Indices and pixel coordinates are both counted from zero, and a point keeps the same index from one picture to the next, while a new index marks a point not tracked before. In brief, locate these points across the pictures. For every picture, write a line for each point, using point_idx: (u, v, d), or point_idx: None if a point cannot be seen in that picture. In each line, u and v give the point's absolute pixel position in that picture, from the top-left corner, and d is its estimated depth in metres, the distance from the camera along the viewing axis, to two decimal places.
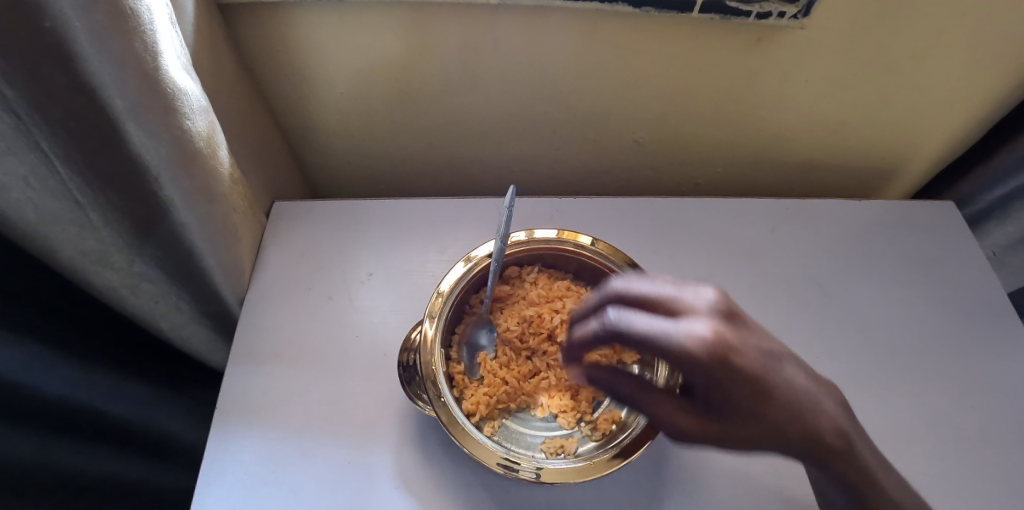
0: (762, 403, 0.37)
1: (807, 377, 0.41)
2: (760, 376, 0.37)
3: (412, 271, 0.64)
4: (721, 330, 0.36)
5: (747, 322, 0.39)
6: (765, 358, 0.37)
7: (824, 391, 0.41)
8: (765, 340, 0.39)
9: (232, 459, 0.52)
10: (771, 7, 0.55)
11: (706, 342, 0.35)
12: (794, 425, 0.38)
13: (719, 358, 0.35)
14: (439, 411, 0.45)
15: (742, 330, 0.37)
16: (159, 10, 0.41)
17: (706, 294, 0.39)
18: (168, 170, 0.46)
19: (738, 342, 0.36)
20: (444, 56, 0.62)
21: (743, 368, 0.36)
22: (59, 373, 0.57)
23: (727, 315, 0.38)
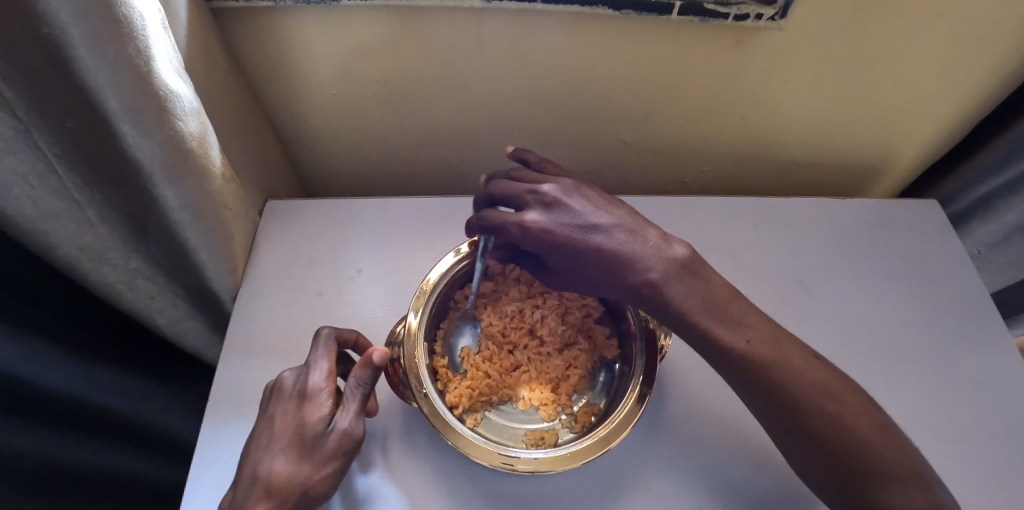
0: (590, 249, 0.43)
1: (658, 242, 0.45)
2: (590, 226, 0.43)
3: (400, 268, 0.66)
4: (559, 190, 0.45)
5: (601, 196, 0.47)
6: (603, 214, 0.44)
7: (676, 248, 0.45)
8: (612, 207, 0.46)
9: (223, 449, 0.54)
10: (748, 9, 0.56)
11: (537, 204, 0.44)
12: (619, 272, 0.43)
13: (548, 212, 0.44)
14: (421, 403, 0.46)
15: (588, 194, 0.46)
16: (151, 15, 0.43)
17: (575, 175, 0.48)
18: (162, 170, 0.48)
19: (572, 200, 0.44)
20: (430, 58, 0.64)
21: (575, 217, 0.43)
22: (59, 366, 0.58)
23: (585, 187, 0.46)
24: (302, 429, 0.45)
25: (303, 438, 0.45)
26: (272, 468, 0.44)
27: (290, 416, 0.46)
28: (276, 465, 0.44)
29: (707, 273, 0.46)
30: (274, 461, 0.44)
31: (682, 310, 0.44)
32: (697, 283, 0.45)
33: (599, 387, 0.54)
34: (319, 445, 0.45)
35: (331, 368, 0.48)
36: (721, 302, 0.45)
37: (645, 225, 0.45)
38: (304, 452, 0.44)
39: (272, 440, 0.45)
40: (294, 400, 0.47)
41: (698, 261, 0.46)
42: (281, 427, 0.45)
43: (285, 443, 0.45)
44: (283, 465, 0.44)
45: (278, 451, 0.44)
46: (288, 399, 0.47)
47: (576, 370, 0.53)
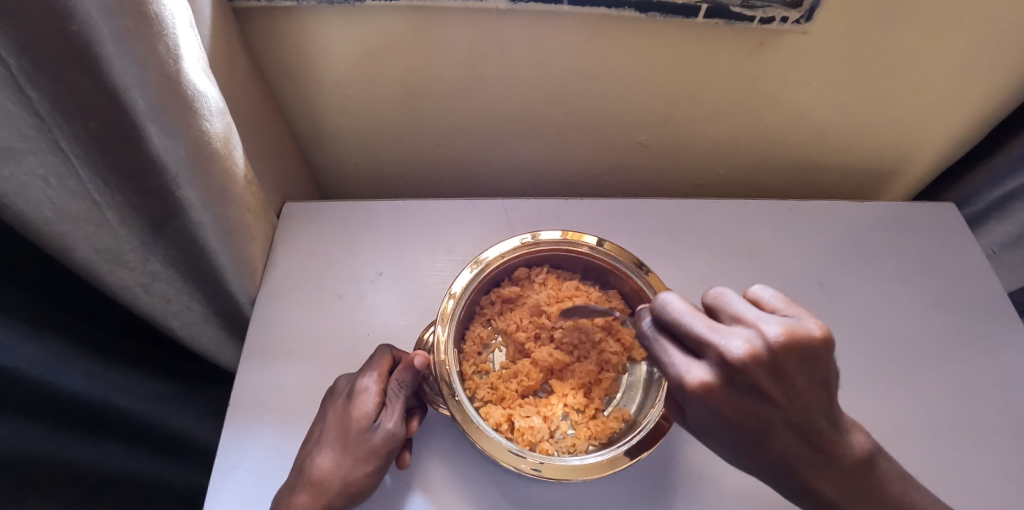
0: (757, 436, 0.33)
1: (847, 442, 0.37)
2: (773, 416, 0.33)
3: (421, 271, 0.65)
4: (760, 359, 0.30)
5: (818, 377, 0.33)
6: (800, 406, 0.33)
7: (858, 442, 0.38)
8: (817, 394, 0.33)
9: (244, 455, 0.53)
10: (773, 12, 0.56)
11: (719, 365, 0.31)
12: (778, 462, 0.35)
13: (732, 387, 0.31)
14: (453, 410, 0.45)
15: (798, 373, 0.32)
16: (180, 14, 0.42)
17: (803, 330, 0.31)
18: (185, 171, 0.47)
19: (774, 381, 0.31)
20: (454, 60, 0.64)
21: (764, 399, 0.32)
22: (77, 370, 0.57)
23: (803, 362, 0.32)
24: (349, 424, 0.47)
25: (349, 434, 0.47)
26: (320, 461, 0.46)
27: (342, 412, 0.48)
28: (324, 458, 0.46)
29: (878, 469, 0.40)
30: (322, 454, 0.47)
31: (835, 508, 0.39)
32: (863, 481, 0.39)
33: (629, 389, 0.54)
34: (363, 441, 0.47)
35: (380, 371, 0.49)
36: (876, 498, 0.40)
37: (836, 425, 0.36)
38: (349, 447, 0.46)
39: (324, 433, 0.48)
40: (346, 399, 0.49)
41: (874, 453, 0.40)
42: (332, 423, 0.48)
43: (334, 437, 0.47)
44: (330, 458, 0.46)
45: (327, 444, 0.47)
46: (341, 399, 0.50)
47: (608, 374, 0.53)
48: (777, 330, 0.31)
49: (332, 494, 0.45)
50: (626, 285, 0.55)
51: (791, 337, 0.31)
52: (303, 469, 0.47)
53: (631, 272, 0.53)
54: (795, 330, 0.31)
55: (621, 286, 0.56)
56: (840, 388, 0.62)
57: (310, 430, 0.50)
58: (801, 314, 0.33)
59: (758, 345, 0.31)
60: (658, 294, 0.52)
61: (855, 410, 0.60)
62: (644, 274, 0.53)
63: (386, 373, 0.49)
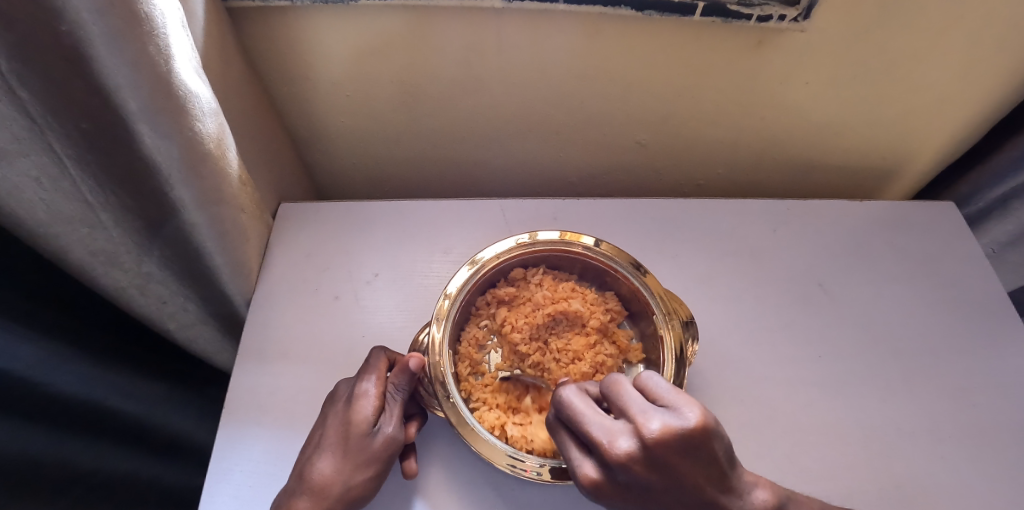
0: None
1: (747, 504, 0.37)
2: (667, 500, 0.34)
3: (418, 272, 0.65)
4: (636, 458, 0.32)
5: (704, 459, 0.33)
6: (691, 489, 0.34)
7: (760, 497, 0.38)
8: (709, 474, 0.34)
9: (239, 458, 0.53)
10: (771, 10, 0.56)
11: (603, 462, 0.34)
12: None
13: (619, 481, 0.34)
14: (448, 412, 0.45)
15: (684, 461, 0.33)
16: (172, 14, 0.42)
17: (681, 421, 0.32)
18: (178, 172, 0.47)
19: (657, 475, 0.33)
20: (450, 60, 0.63)
21: (650, 489, 0.34)
22: (73, 371, 0.57)
23: (686, 452, 0.32)
24: (349, 429, 0.47)
25: (349, 439, 0.46)
26: (320, 466, 0.46)
27: (342, 417, 0.48)
28: (324, 464, 0.46)
29: None
30: (322, 459, 0.46)
31: None
32: None
33: None
34: (364, 446, 0.46)
35: (379, 374, 0.49)
36: None
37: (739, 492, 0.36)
38: (350, 452, 0.46)
39: (324, 438, 0.47)
40: (345, 404, 0.49)
41: (781, 500, 0.40)
42: (332, 427, 0.48)
43: (334, 442, 0.47)
44: (330, 463, 0.46)
45: (327, 449, 0.46)
46: (341, 404, 0.49)
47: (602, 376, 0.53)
48: (654, 427, 0.32)
49: (332, 500, 0.45)
50: (623, 286, 0.55)
51: (667, 433, 0.32)
52: (303, 474, 0.46)
53: (628, 274, 0.53)
54: (672, 425, 0.32)
55: (618, 287, 0.56)
56: (840, 389, 0.61)
57: (309, 435, 0.50)
58: (683, 399, 0.34)
59: (635, 444, 0.32)
60: (654, 295, 0.51)
61: (853, 411, 0.60)
62: (641, 274, 0.53)
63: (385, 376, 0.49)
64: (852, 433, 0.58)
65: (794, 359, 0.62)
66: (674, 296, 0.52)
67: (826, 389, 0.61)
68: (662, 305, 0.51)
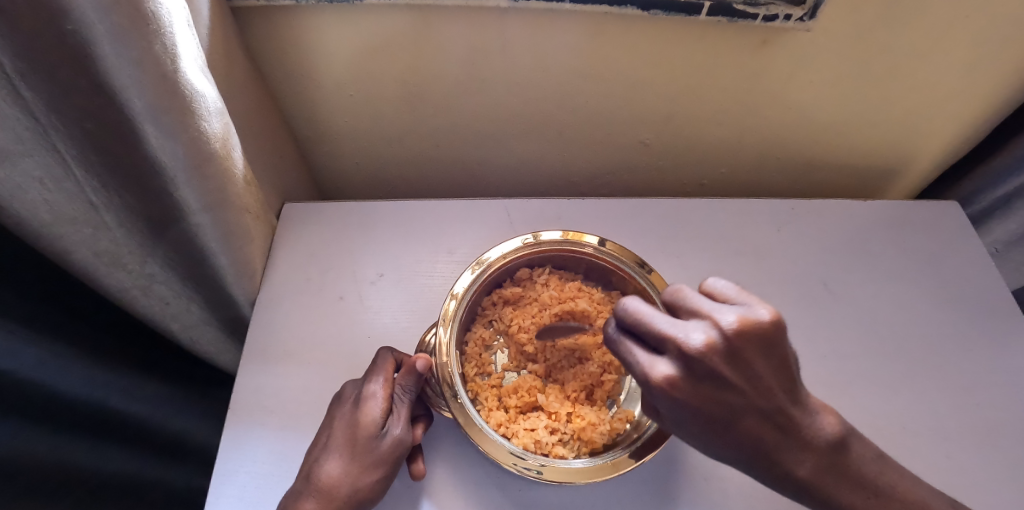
0: (725, 425, 0.34)
1: (815, 423, 0.37)
2: (739, 404, 0.33)
3: (423, 272, 0.65)
4: (717, 349, 0.31)
5: (776, 359, 0.34)
6: (762, 391, 0.34)
7: (828, 425, 0.38)
8: (780, 377, 0.34)
9: (245, 460, 0.52)
10: (777, 9, 0.56)
11: (678, 359, 0.32)
12: (752, 450, 0.36)
13: (696, 380, 0.32)
14: (456, 413, 0.45)
15: (756, 357, 0.33)
16: (178, 12, 0.41)
17: (757, 315, 0.32)
18: (183, 172, 0.47)
19: (735, 367, 0.32)
20: (455, 60, 0.63)
21: (727, 387, 0.32)
22: (76, 373, 0.57)
23: (761, 347, 0.32)
24: (356, 430, 0.46)
25: (356, 440, 0.46)
26: (327, 468, 0.45)
27: (349, 418, 0.47)
28: (331, 465, 0.45)
29: (850, 449, 0.40)
30: (329, 461, 0.46)
31: (810, 489, 0.38)
32: (835, 464, 0.39)
33: (632, 391, 0.53)
34: (371, 448, 0.46)
35: (386, 376, 0.48)
36: (854, 481, 0.40)
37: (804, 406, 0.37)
38: (357, 454, 0.46)
39: (331, 440, 0.47)
40: (353, 405, 0.49)
41: (847, 434, 0.40)
42: (339, 429, 0.47)
43: (341, 443, 0.46)
44: (337, 465, 0.45)
45: (334, 450, 0.46)
46: (348, 405, 0.49)
47: (611, 376, 0.52)
48: (732, 319, 0.32)
49: (339, 501, 0.45)
50: (628, 285, 0.55)
51: (746, 324, 0.32)
52: (310, 475, 0.46)
53: (635, 273, 0.53)
54: (749, 317, 0.32)
55: (624, 286, 0.56)
56: (845, 388, 0.61)
57: (316, 436, 0.50)
58: (753, 298, 0.34)
59: (714, 335, 0.32)
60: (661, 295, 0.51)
61: (858, 410, 0.60)
62: (647, 274, 0.53)
63: (392, 377, 0.49)
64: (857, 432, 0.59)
65: (799, 358, 0.62)
66: None
67: (831, 388, 0.61)
68: None
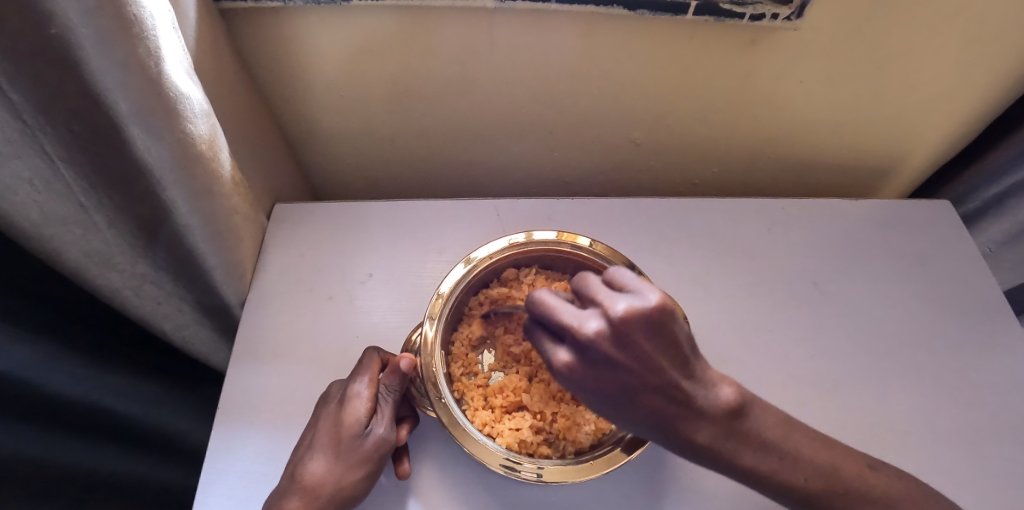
0: (620, 402, 0.33)
1: (709, 393, 0.36)
2: (633, 383, 0.32)
3: (412, 272, 0.65)
4: (607, 336, 0.30)
5: (666, 340, 0.32)
6: (655, 370, 0.32)
7: (725, 393, 0.37)
8: (671, 354, 0.33)
9: (233, 459, 0.53)
10: (764, 9, 0.55)
11: (574, 345, 0.31)
12: (652, 423, 0.35)
13: (589, 364, 0.31)
14: (439, 412, 0.45)
15: (648, 341, 0.31)
16: (162, 15, 0.42)
17: (645, 302, 0.31)
18: (170, 173, 0.47)
19: (626, 351, 0.31)
20: (443, 60, 0.63)
21: (620, 370, 0.31)
22: (68, 372, 0.57)
23: (650, 331, 0.31)
24: (341, 430, 0.47)
25: (341, 439, 0.46)
26: (312, 467, 0.46)
27: (334, 417, 0.48)
28: (316, 464, 0.46)
29: (748, 413, 0.39)
30: (314, 459, 0.46)
31: (712, 458, 0.37)
32: (734, 430, 0.38)
33: None
34: (356, 447, 0.46)
35: (371, 375, 0.49)
36: (755, 446, 0.39)
37: (698, 377, 0.35)
38: (342, 453, 0.46)
39: (316, 439, 0.47)
40: (338, 404, 0.49)
41: (745, 400, 0.39)
42: (324, 428, 0.48)
43: (326, 442, 0.47)
44: (322, 464, 0.46)
45: (319, 449, 0.47)
46: (333, 404, 0.49)
47: None
48: (620, 308, 0.30)
49: (324, 500, 0.45)
50: None
51: (633, 313, 0.30)
52: (295, 474, 0.46)
53: None
54: (636, 304, 0.30)
55: None
56: (834, 387, 0.61)
57: (302, 435, 0.50)
58: (648, 284, 0.32)
59: (606, 323, 0.31)
60: None
61: (846, 409, 0.60)
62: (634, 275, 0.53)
63: (377, 378, 0.49)
64: (846, 432, 0.58)
65: (789, 358, 0.62)
66: None
67: (820, 388, 0.61)
68: None
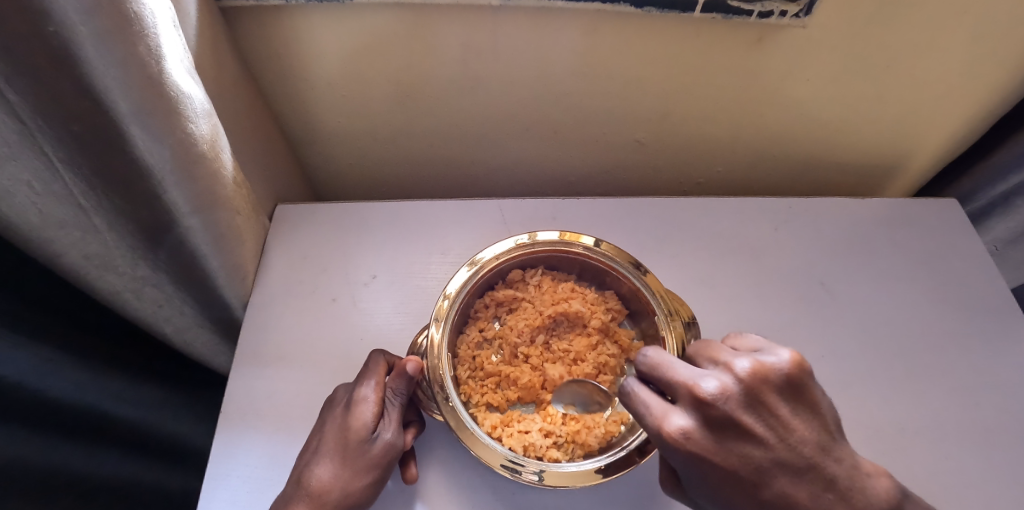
0: (747, 477, 0.35)
1: (856, 480, 0.36)
2: (758, 454, 0.35)
3: (416, 273, 0.64)
4: (733, 395, 0.34)
5: (794, 405, 0.36)
6: (783, 440, 0.35)
7: (872, 483, 0.36)
8: (799, 423, 0.36)
9: (236, 464, 0.52)
10: (772, 6, 0.55)
11: (693, 406, 0.34)
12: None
13: (710, 428, 0.34)
14: (447, 416, 0.44)
15: (777, 405, 0.35)
16: (163, 13, 0.41)
17: (774, 360, 0.35)
18: (171, 174, 0.46)
19: (749, 414, 0.34)
20: (447, 59, 0.63)
21: (743, 435, 0.34)
22: (68, 376, 0.56)
23: (778, 391, 0.35)
24: (347, 435, 0.46)
25: (347, 445, 0.46)
26: (318, 472, 0.45)
27: (340, 422, 0.47)
28: (322, 470, 0.45)
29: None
30: (320, 465, 0.45)
31: None
32: None
33: None
34: (362, 453, 0.45)
35: (378, 379, 0.48)
36: None
37: (839, 462, 0.36)
38: (348, 458, 0.45)
39: (322, 444, 0.47)
40: (344, 409, 0.48)
41: (905, 499, 0.38)
42: (330, 433, 0.47)
43: (332, 448, 0.46)
44: (328, 469, 0.45)
45: (325, 454, 0.46)
46: (339, 408, 0.48)
47: (607, 377, 0.52)
48: (746, 365, 0.35)
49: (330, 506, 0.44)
50: (623, 286, 0.54)
51: (759, 369, 0.35)
52: (300, 479, 0.45)
53: (629, 274, 0.53)
54: (764, 362, 0.35)
55: (618, 287, 0.55)
56: (842, 387, 0.61)
57: (308, 440, 0.49)
58: (775, 344, 0.37)
59: (728, 383, 0.34)
60: (656, 295, 0.51)
61: (855, 410, 0.59)
62: (642, 275, 0.52)
63: (383, 381, 0.48)
64: (856, 433, 0.58)
65: None
66: (676, 296, 0.52)
67: (830, 389, 0.60)
68: (663, 305, 0.50)
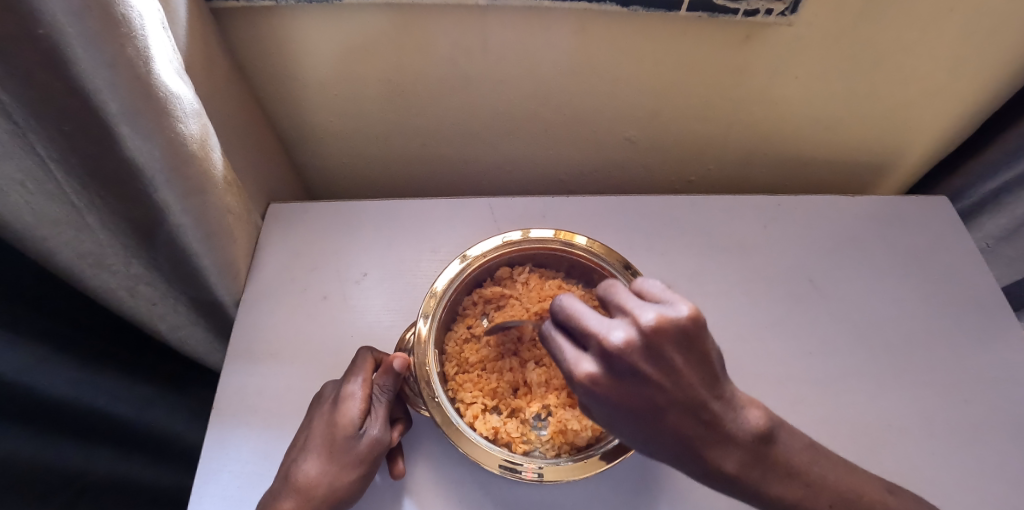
0: (648, 421, 0.33)
1: (739, 417, 0.36)
2: (660, 400, 0.33)
3: (406, 271, 0.65)
4: (636, 347, 0.31)
5: (696, 354, 0.33)
6: (685, 387, 0.33)
7: (753, 417, 0.37)
8: (701, 372, 0.34)
9: (227, 458, 0.53)
10: (758, 4, 0.55)
11: (600, 356, 0.32)
12: (679, 447, 0.35)
13: (614, 375, 0.32)
14: (433, 412, 0.45)
15: (678, 355, 0.32)
16: (152, 15, 0.42)
17: (677, 312, 0.32)
18: (161, 174, 0.47)
19: (653, 364, 0.32)
20: (436, 58, 0.63)
21: (648, 386, 0.32)
22: (62, 373, 0.57)
23: (679, 342, 0.32)
24: (335, 431, 0.46)
25: (334, 441, 0.46)
26: (305, 468, 0.46)
27: (328, 418, 0.48)
28: (309, 465, 0.46)
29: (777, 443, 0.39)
30: (308, 460, 0.46)
31: (739, 485, 0.37)
32: (761, 458, 0.38)
33: None
34: (349, 449, 0.46)
35: (365, 376, 0.48)
36: (779, 473, 0.39)
37: (727, 401, 0.35)
38: (335, 454, 0.46)
39: (310, 440, 0.47)
40: (332, 405, 0.49)
41: (771, 425, 0.39)
42: (318, 429, 0.47)
43: (320, 443, 0.47)
44: (315, 464, 0.46)
45: (313, 450, 0.46)
46: (327, 405, 0.49)
47: None
48: (651, 316, 0.32)
49: (317, 501, 0.45)
50: None
51: (663, 321, 0.31)
52: (288, 475, 0.46)
53: (616, 272, 0.53)
54: (669, 314, 0.32)
55: None
56: (829, 384, 0.61)
57: (296, 436, 0.50)
58: (677, 296, 0.34)
59: (634, 333, 0.31)
60: None
61: (843, 406, 0.60)
62: (629, 272, 0.53)
63: (371, 378, 0.49)
64: (842, 429, 0.58)
65: (784, 355, 0.62)
66: None
67: (818, 386, 0.61)
68: None
